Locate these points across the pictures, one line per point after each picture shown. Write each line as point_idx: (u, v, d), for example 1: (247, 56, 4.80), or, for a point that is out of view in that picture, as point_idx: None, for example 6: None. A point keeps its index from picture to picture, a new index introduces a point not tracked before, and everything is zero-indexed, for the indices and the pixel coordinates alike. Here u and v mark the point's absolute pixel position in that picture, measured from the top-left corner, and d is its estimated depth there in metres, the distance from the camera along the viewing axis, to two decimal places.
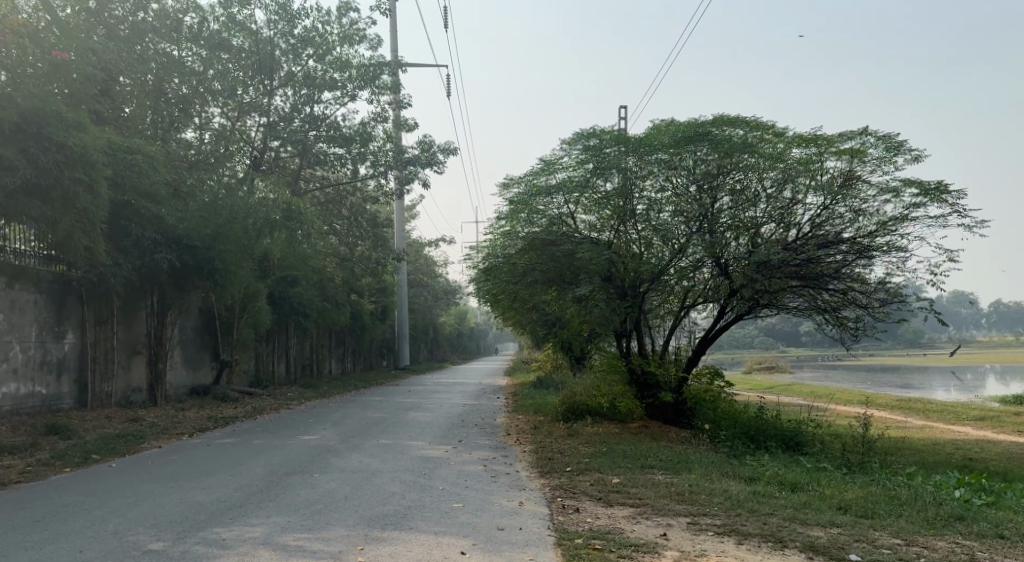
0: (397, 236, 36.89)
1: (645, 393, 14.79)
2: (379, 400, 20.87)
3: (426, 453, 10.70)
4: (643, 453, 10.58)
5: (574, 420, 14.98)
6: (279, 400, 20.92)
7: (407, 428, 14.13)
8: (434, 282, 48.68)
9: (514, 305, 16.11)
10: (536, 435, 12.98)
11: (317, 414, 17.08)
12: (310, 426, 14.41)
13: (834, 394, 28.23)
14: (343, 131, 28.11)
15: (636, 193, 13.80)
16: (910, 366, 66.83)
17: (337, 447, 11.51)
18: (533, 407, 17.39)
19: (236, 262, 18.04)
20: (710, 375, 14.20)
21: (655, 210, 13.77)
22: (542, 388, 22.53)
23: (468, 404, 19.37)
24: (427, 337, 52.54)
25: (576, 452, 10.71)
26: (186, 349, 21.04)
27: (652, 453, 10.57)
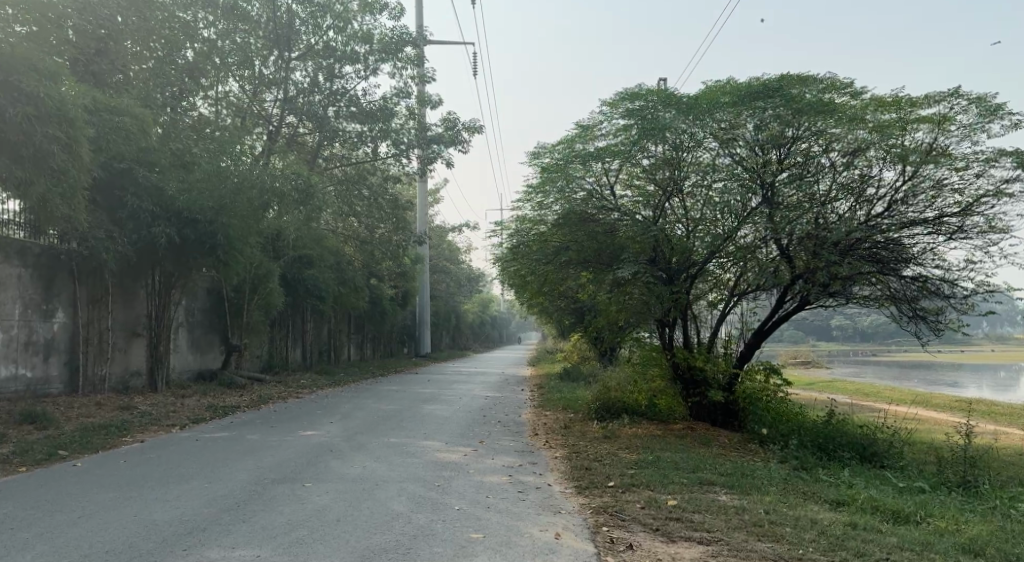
0: (420, 219, 35.39)
1: (691, 391, 13.06)
2: (396, 390, 19.42)
3: (440, 457, 9.18)
4: (695, 463, 8.98)
5: (609, 417, 13.48)
6: (289, 387, 19.54)
7: (423, 424, 12.61)
8: (456, 268, 47.14)
9: (541, 288, 14.47)
10: (567, 437, 11.37)
11: (326, 405, 15.66)
12: (316, 419, 12.93)
13: (881, 392, 26.37)
14: (364, 107, 26.63)
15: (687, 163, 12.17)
16: (949, 364, 64.31)
17: (340, 447, 10.04)
18: (563, 402, 15.82)
19: (241, 238, 16.62)
20: (766, 371, 12.70)
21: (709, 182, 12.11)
22: (569, 381, 20.92)
23: (491, 397, 17.83)
24: (449, 325, 51.06)
25: (618, 461, 9.10)
26: (192, 332, 19.70)
27: (708, 464, 8.95)
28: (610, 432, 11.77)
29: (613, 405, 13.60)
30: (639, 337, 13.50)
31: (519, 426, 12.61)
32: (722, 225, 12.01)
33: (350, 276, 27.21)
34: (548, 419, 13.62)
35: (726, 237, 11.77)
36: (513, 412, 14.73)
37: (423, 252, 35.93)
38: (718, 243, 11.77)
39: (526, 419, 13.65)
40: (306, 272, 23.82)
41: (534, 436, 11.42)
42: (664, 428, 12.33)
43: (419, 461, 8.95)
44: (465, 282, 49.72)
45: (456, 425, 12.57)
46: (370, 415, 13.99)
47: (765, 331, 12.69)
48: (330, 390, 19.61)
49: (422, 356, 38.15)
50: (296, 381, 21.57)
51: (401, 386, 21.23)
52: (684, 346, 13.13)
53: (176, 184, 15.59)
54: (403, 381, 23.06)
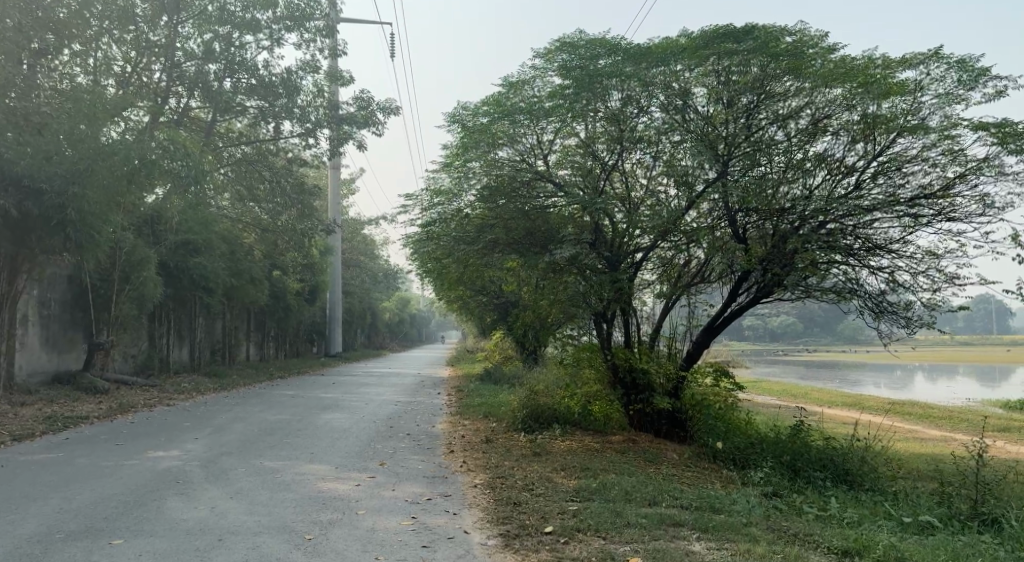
0: (330, 207, 32.74)
1: (632, 397, 11.21)
2: (292, 396, 16.97)
3: (322, 489, 7.02)
4: (652, 490, 7.08)
5: (537, 428, 11.55)
6: (165, 392, 16.84)
7: (314, 440, 10.36)
8: (372, 263, 44.49)
9: (461, 278, 12.42)
10: (491, 454, 9.37)
11: (201, 415, 13.20)
12: (180, 436, 10.49)
13: (812, 394, 25.44)
14: (265, 80, 23.88)
15: (632, 125, 10.36)
16: (860, 363, 65.48)
17: (194, 475, 7.72)
18: (483, 409, 13.79)
19: (99, 214, 13.93)
20: (715, 373, 10.96)
21: (658, 147, 10.33)
22: (490, 384, 18.84)
23: (402, 403, 15.62)
24: (364, 323, 48.28)
25: (554, 489, 7.13)
26: (44, 328, 16.82)
27: (665, 491, 7.06)
28: (542, 447, 9.85)
29: (542, 413, 11.70)
30: (575, 333, 11.59)
31: (432, 439, 10.55)
32: (676, 202, 10.33)
33: (247, 267, 24.46)
34: (466, 430, 11.60)
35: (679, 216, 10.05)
36: (424, 422, 12.61)
37: (333, 243, 33.27)
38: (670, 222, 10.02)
39: (442, 430, 11.60)
40: (192, 261, 21.00)
41: (448, 453, 9.37)
42: (602, 441, 10.49)
43: (291, 495, 6.75)
44: (381, 278, 47.06)
45: (354, 440, 10.38)
46: (253, 427, 11.65)
47: (717, 328, 10.92)
48: (214, 396, 17.01)
49: (331, 356, 35.45)
50: (177, 385, 18.80)
51: (299, 389, 18.77)
52: (625, 345, 11.29)
53: (16, 144, 12.76)
54: (303, 384, 20.58)
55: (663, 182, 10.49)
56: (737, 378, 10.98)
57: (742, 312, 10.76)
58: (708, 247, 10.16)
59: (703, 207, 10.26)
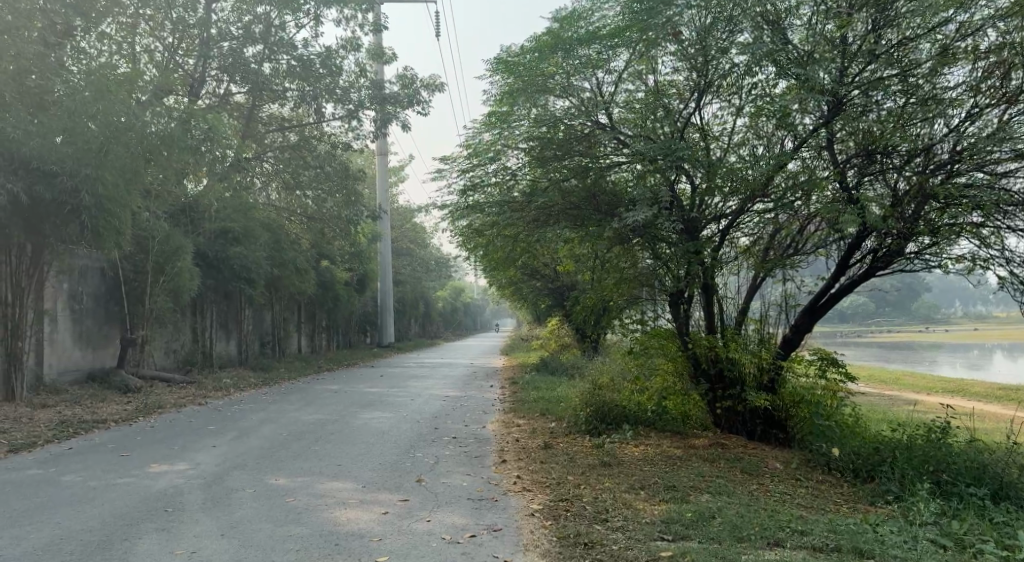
0: (378, 193, 31.34)
1: (717, 394, 9.43)
2: (334, 392, 15.61)
3: (339, 521, 5.53)
4: (760, 526, 5.41)
5: (602, 429, 9.87)
6: (200, 390, 15.67)
7: (346, 446, 8.92)
8: (422, 252, 43.14)
9: (511, 256, 10.74)
10: (556, 464, 7.76)
11: (230, 417, 11.92)
12: (194, 445, 9.11)
13: (904, 380, 22.96)
14: (305, 62, 22.05)
15: (721, 58, 8.63)
16: (942, 343, 61.56)
17: (191, 499, 6.30)
18: (541, 406, 12.12)
19: (118, 199, 12.60)
20: (819, 362, 8.94)
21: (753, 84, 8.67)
22: (549, 376, 17.16)
23: (452, 400, 14.06)
24: (418, 314, 47.01)
25: (636, 521, 5.49)
26: (78, 323, 15.81)
27: (780, 529, 5.35)
28: (616, 456, 8.21)
29: (609, 412, 10.01)
30: (645, 318, 9.83)
31: (482, 445, 8.99)
32: (779, 148, 8.55)
33: (292, 257, 23.29)
34: (522, 432, 10.02)
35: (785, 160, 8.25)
36: (475, 423, 11.04)
37: (381, 229, 31.95)
38: (773, 167, 8.19)
39: (495, 432, 10.04)
40: (232, 250, 19.77)
41: (500, 465, 7.79)
42: (684, 448, 8.78)
43: (296, 535, 5.25)
44: (433, 266, 45.70)
45: (392, 447, 8.88)
46: (281, 432, 10.25)
47: (821, 308, 9.06)
48: (252, 392, 15.78)
49: (384, 347, 34.31)
50: (217, 381, 17.69)
51: (344, 384, 17.46)
52: (707, 330, 9.53)
53: (24, 122, 11.46)
54: (349, 377, 19.28)
55: (756, 129, 8.77)
56: (848, 369, 9.03)
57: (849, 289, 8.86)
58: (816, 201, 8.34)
59: (810, 153, 8.49)
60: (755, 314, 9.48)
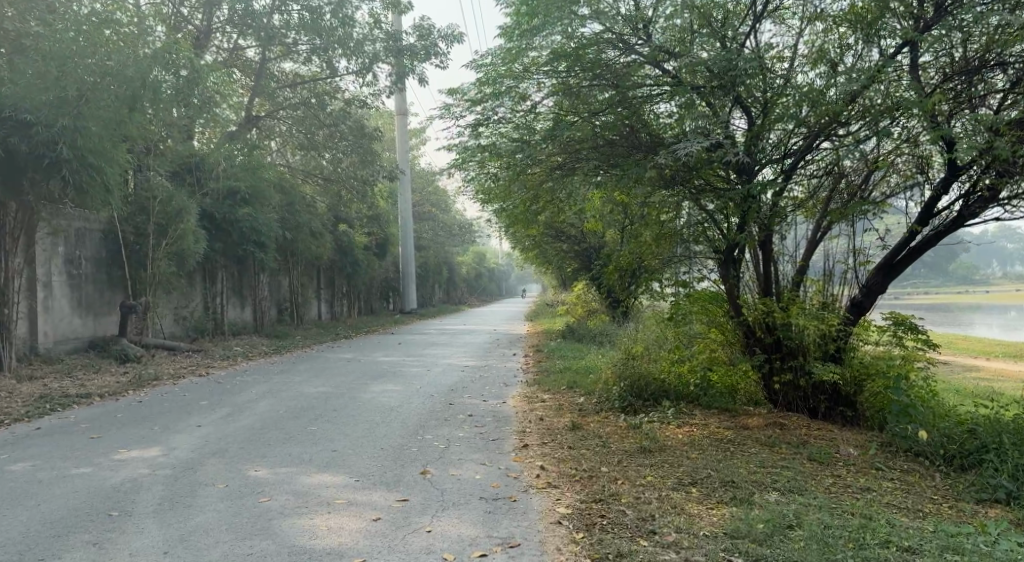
0: (398, 154, 30.07)
1: (773, 367, 8.13)
2: (347, 362, 14.53)
3: (316, 532, 4.43)
4: (854, 544, 4.26)
5: (641, 406, 8.67)
6: (205, 360, 14.68)
7: (346, 427, 7.78)
8: (444, 215, 41.88)
9: (535, 209, 9.45)
10: (588, 450, 6.62)
11: (228, 390, 10.86)
12: (178, 425, 8.05)
13: (958, 345, 21.35)
14: (318, 14, 20.55)
15: None
16: (984, 305, 59.32)
17: (149, 498, 5.21)
18: (570, 377, 10.92)
19: (104, 154, 11.43)
20: (893, 327, 7.68)
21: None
22: (577, 344, 15.90)
23: (472, 371, 12.92)
24: (441, 280, 45.91)
25: (696, 538, 4.36)
26: (76, 289, 14.86)
27: (882, 550, 4.19)
28: (659, 439, 7.01)
29: (646, 386, 8.78)
30: (686, 279, 8.54)
31: (502, 426, 7.82)
32: (868, 60, 7.13)
33: (307, 219, 22.16)
34: (547, 409, 8.83)
35: (882, 68, 6.86)
36: (496, 398, 9.86)
37: (401, 191, 30.69)
38: (864, 81, 6.81)
39: (516, 409, 8.86)
40: (241, 212, 18.68)
41: (523, 452, 6.65)
42: (736, 429, 7.55)
43: (260, 555, 4.13)
44: (456, 230, 44.47)
45: (398, 428, 7.73)
46: (279, 408, 9.16)
47: (899, 265, 7.70)
48: (260, 362, 14.77)
49: (406, 313, 33.30)
50: (226, 349, 16.71)
51: (359, 353, 16.36)
52: (760, 291, 8.22)
53: None
54: (366, 346, 18.18)
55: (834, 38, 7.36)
56: (929, 337, 7.66)
57: (935, 241, 7.50)
58: (912, 125, 6.97)
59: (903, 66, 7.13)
60: (815, 276, 8.11)
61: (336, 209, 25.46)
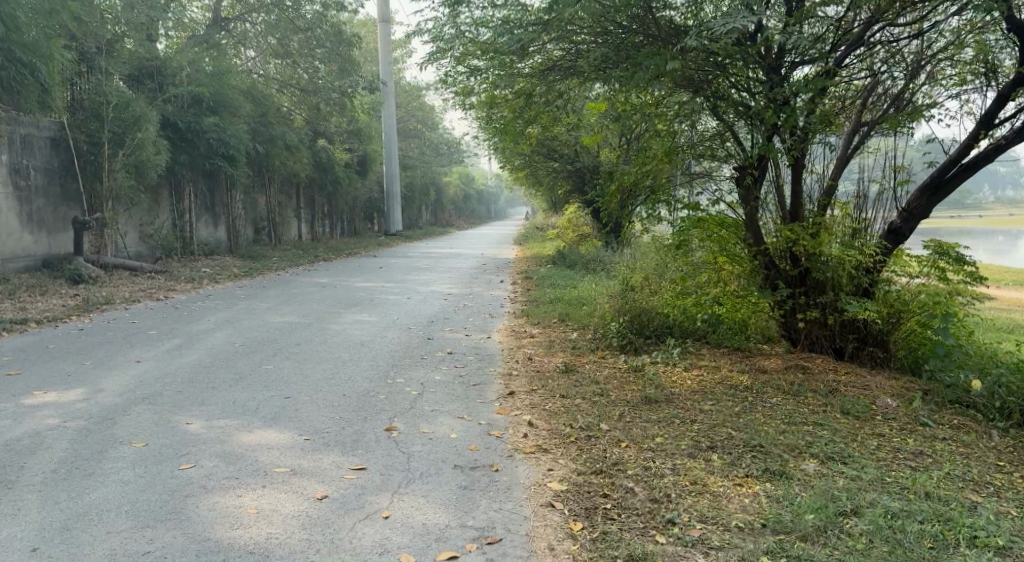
0: (382, 65, 28.33)
1: (795, 304, 7.09)
2: (322, 287, 13.47)
3: (233, 521, 3.44)
4: (929, 547, 3.37)
5: (641, 343, 7.68)
6: (169, 282, 13.59)
7: (305, 366, 6.77)
8: (431, 132, 40.20)
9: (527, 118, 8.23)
10: (584, 401, 5.65)
11: (184, 317, 9.82)
12: (114, 361, 7.00)
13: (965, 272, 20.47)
14: None
15: None
16: (979, 230, 58.55)
17: (41, 462, 4.20)
18: (563, 309, 9.92)
19: (35, 48, 10.02)
20: (934, 257, 6.63)
21: None
22: (567, 270, 14.92)
23: (455, 298, 11.91)
24: (428, 201, 44.52)
25: (733, 537, 3.44)
26: (24, 202, 13.60)
27: (964, 556, 3.32)
28: (666, 385, 6.05)
29: (648, 324, 7.80)
30: (698, 200, 7.30)
31: (484, 368, 6.83)
32: None
33: (281, 132, 20.74)
34: (536, 348, 7.83)
35: None
36: (479, 332, 8.87)
37: (384, 105, 29.12)
38: None
39: (503, 347, 7.88)
40: (208, 122, 17.27)
41: (507, 403, 5.68)
42: (753, 372, 6.60)
43: (155, 557, 3.15)
44: (443, 149, 42.86)
45: (366, 369, 6.75)
46: (235, 340, 8.14)
47: (948, 185, 6.66)
48: (226, 285, 13.67)
49: (391, 235, 32.09)
50: (193, 271, 15.61)
51: (335, 277, 15.32)
52: (783, 218, 7.09)
53: None
54: (343, 269, 17.12)
55: None
56: (976, 271, 6.60)
57: (994, 155, 6.43)
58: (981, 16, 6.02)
59: None
60: (844, 199, 7.07)
61: (313, 122, 23.99)
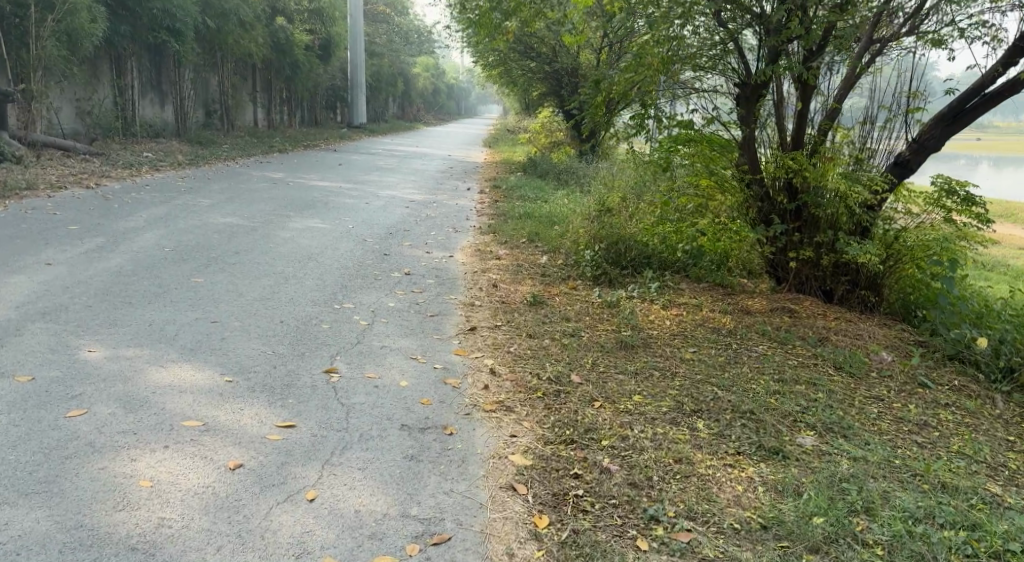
0: None
1: (786, 240, 6.44)
2: (272, 183, 12.46)
3: (117, 497, 2.88)
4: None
5: (616, 271, 7.02)
6: (103, 167, 12.44)
7: (239, 283, 5.98)
8: (400, 20, 38.05)
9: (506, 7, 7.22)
10: (552, 342, 4.99)
11: (114, 211, 8.88)
12: (20, 263, 6.11)
13: None
14: None
15: None
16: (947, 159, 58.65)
17: None
18: (533, 227, 9.17)
19: None
20: (942, 195, 5.93)
21: None
22: (536, 180, 14.10)
23: (416, 205, 11.08)
24: (395, 93, 42.65)
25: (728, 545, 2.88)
26: None
27: None
28: (643, 327, 5.41)
29: (626, 253, 7.12)
30: (693, 119, 6.59)
31: (443, 297, 6.12)
32: None
33: (235, 7, 19.07)
34: (502, 274, 7.12)
35: None
36: (440, 249, 8.11)
37: None
38: None
39: (466, 271, 7.15)
40: None
41: (465, 341, 4.98)
42: (737, 313, 6.00)
43: (11, 552, 2.60)
44: (412, 40, 40.78)
45: (310, 289, 5.98)
46: (167, 243, 7.28)
47: (965, 116, 5.97)
48: (168, 175, 12.58)
49: (354, 128, 30.59)
50: (132, 155, 14.42)
51: (288, 172, 14.29)
52: (782, 146, 6.37)
53: None
54: (299, 163, 16.04)
55: None
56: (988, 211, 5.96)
57: (1022, 84, 5.68)
58: None
59: None
60: (848, 125, 6.31)
61: None
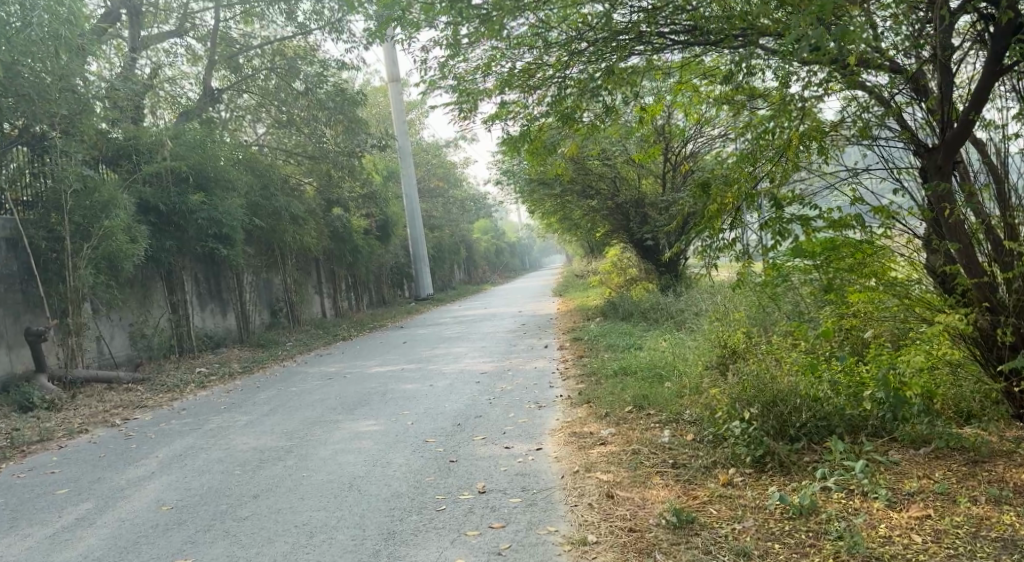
0: (396, 122, 26.18)
1: None
2: (328, 379, 10.83)
3: None
4: None
5: (784, 442, 4.84)
6: (143, 396, 10.93)
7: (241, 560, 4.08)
8: (453, 189, 37.99)
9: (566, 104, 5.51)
10: None
11: (128, 455, 7.19)
12: None
13: None
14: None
15: None
16: None
17: None
18: (637, 388, 7.12)
19: None
20: None
21: None
22: (624, 325, 12.22)
23: (491, 379, 9.25)
24: (459, 259, 42.04)
25: None
26: None
27: None
28: None
29: (794, 417, 4.92)
30: (859, 212, 4.84)
31: (539, 532, 4.09)
32: None
33: (285, 203, 18.48)
34: (617, 471, 5.03)
35: None
36: (525, 440, 6.07)
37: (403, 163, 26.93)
38: None
39: (564, 474, 5.07)
40: (198, 202, 15.00)
41: None
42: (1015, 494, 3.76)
43: None
44: (469, 206, 40.63)
45: (341, 551, 4.05)
46: (169, 498, 5.47)
47: None
48: (214, 391, 11.03)
49: (422, 300, 29.63)
50: (182, 373, 13.11)
51: (348, 362, 12.74)
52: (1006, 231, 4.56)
53: None
54: (359, 350, 14.50)
55: None
56: None
57: None
58: None
59: None
60: None
61: (325, 190, 21.71)
